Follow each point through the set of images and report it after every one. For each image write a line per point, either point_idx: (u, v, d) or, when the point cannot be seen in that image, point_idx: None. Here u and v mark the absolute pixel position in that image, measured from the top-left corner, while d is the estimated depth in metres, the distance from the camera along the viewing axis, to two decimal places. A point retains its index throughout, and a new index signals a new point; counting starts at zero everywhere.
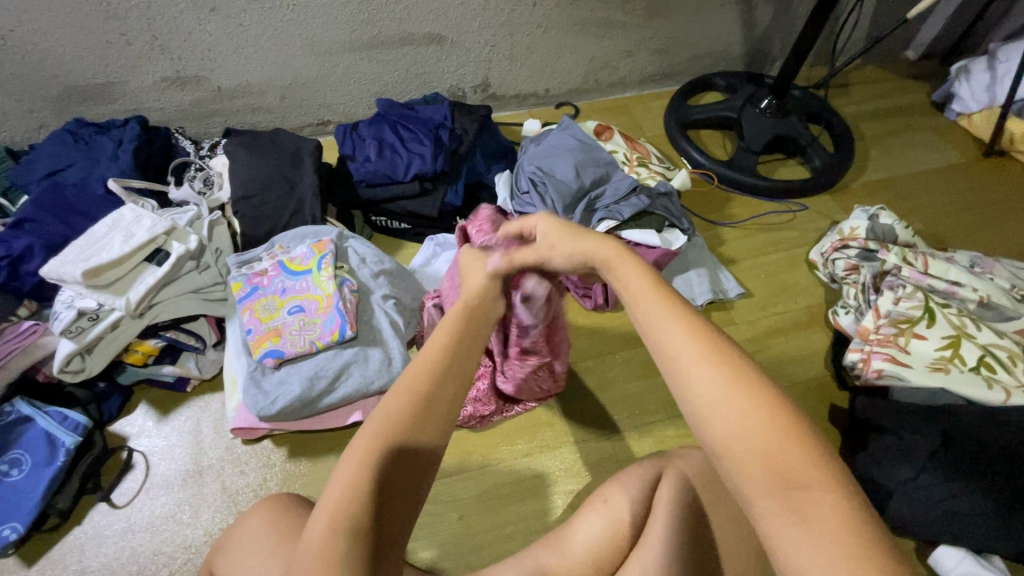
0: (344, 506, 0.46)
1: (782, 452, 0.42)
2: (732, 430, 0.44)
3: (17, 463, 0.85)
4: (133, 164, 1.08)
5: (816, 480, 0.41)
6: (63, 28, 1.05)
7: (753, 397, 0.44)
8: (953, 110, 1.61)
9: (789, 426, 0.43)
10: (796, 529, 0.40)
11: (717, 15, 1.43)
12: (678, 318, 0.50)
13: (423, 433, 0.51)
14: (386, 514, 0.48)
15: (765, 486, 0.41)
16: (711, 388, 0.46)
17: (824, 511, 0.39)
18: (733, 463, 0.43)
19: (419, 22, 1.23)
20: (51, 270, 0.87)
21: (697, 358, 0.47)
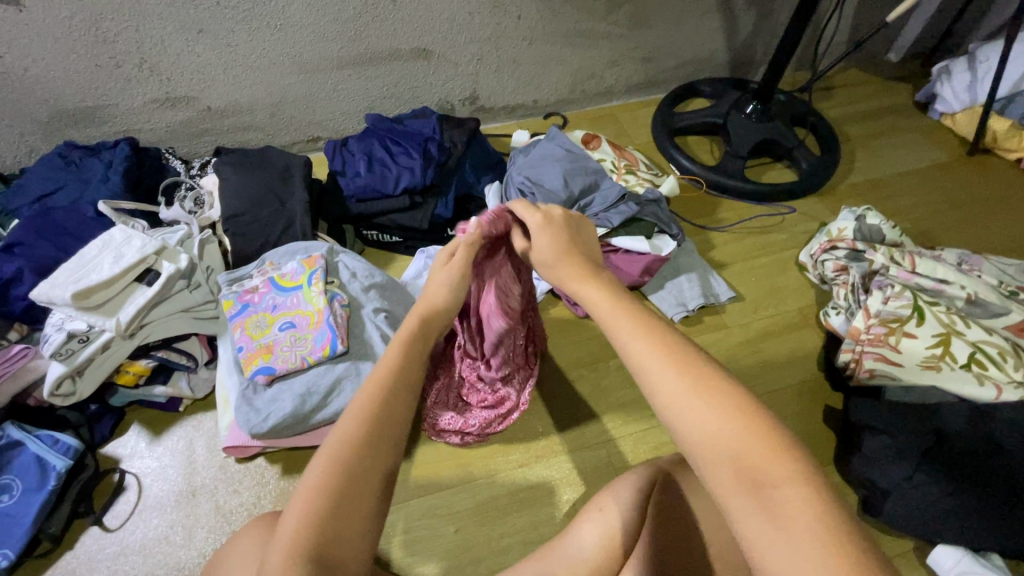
0: (311, 528, 0.46)
1: (748, 451, 0.43)
2: (697, 431, 0.45)
3: (7, 489, 0.84)
4: (123, 185, 1.09)
5: (782, 476, 0.41)
6: (53, 53, 1.06)
7: (722, 400, 0.45)
8: (936, 110, 1.62)
9: (757, 423, 0.44)
10: (763, 523, 0.40)
11: (701, 23, 1.45)
12: (641, 333, 0.51)
13: (378, 452, 0.51)
14: (339, 538, 0.46)
15: (730, 484, 0.42)
16: (679, 395, 0.46)
17: (794, 509, 0.40)
18: (703, 463, 0.44)
19: (405, 38, 1.24)
20: (41, 292, 0.88)
21: (658, 362, 0.49)
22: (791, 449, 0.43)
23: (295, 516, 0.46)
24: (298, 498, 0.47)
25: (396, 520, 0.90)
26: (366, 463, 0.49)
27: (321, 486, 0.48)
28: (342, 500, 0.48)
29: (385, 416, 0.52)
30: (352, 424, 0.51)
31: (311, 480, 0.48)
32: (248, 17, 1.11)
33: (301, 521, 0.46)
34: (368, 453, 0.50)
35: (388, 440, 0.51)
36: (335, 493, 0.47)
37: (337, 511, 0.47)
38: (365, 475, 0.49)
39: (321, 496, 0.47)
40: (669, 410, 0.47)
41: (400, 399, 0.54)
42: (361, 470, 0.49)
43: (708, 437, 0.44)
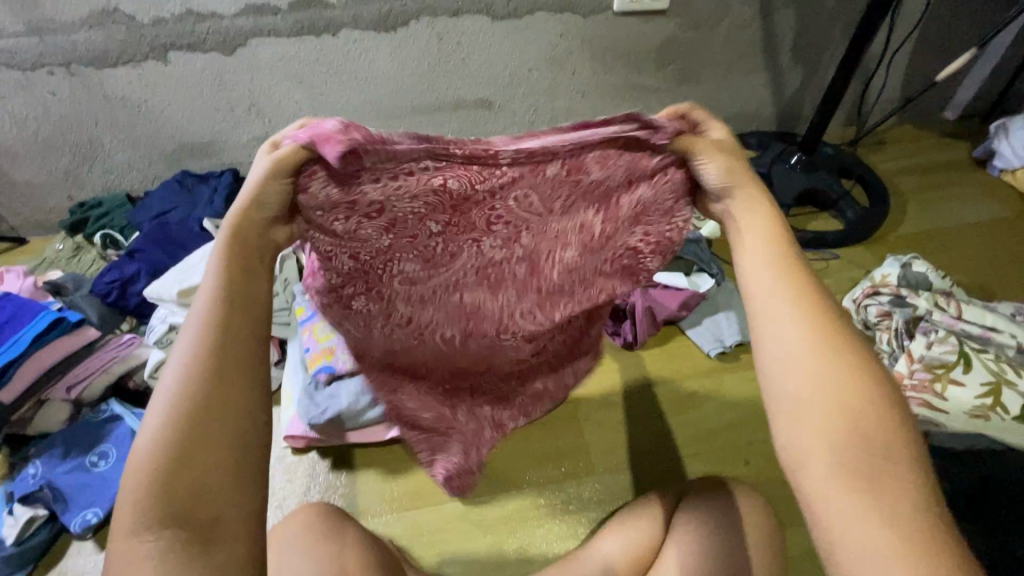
0: (157, 479, 0.42)
1: (861, 421, 0.45)
2: (808, 393, 0.46)
3: (105, 455, 0.97)
4: (224, 206, 1.27)
5: (893, 452, 0.44)
6: (183, 98, 1.28)
7: (853, 378, 0.46)
8: (995, 166, 1.61)
9: (880, 399, 0.45)
10: (850, 491, 0.43)
11: (746, 79, 1.54)
12: (793, 284, 0.50)
13: (221, 382, 0.46)
14: (208, 472, 0.43)
15: (833, 448, 0.44)
16: (801, 350, 0.48)
17: (894, 489, 0.42)
18: (801, 419, 0.46)
19: (471, 90, 1.40)
20: (153, 290, 1.05)
21: (796, 318, 0.49)
22: (905, 432, 0.45)
23: (136, 474, 0.43)
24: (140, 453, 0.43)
25: (429, 520, 0.96)
26: (213, 390, 0.45)
27: (169, 429, 0.44)
28: (193, 449, 0.43)
29: (219, 358, 0.47)
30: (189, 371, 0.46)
31: (147, 435, 0.44)
32: (341, 70, 1.30)
33: (147, 475, 0.43)
34: (213, 397, 0.45)
35: (227, 390, 0.46)
36: (176, 441, 0.43)
37: (188, 444, 0.44)
38: (213, 421, 0.45)
39: (162, 451, 0.43)
40: (788, 369, 0.48)
41: (230, 339, 0.47)
42: (208, 418, 0.45)
43: (820, 398, 0.46)
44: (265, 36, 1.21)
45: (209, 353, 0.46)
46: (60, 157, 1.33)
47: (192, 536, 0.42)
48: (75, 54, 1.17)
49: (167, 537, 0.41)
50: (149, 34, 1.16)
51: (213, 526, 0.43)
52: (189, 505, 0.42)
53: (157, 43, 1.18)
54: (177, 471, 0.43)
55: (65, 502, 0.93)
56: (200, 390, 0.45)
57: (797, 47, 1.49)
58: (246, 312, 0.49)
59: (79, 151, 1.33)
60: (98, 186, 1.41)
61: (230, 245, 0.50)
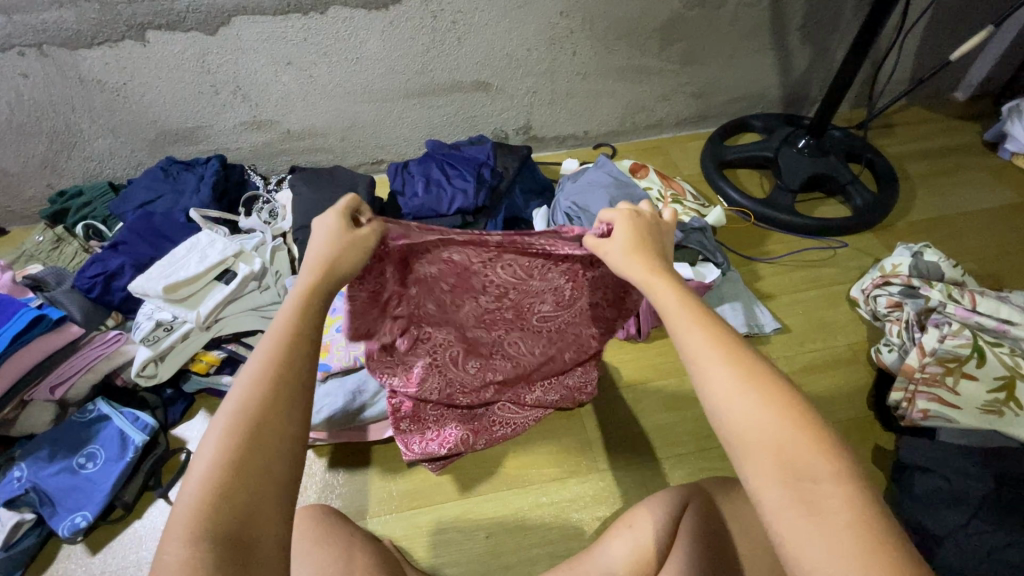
0: (200, 506, 0.41)
1: (796, 447, 0.42)
2: (749, 423, 0.44)
3: (92, 457, 0.94)
4: (211, 196, 1.22)
5: (827, 474, 0.41)
6: (166, 81, 1.22)
7: (779, 402, 0.44)
8: (1006, 150, 1.56)
9: (806, 426, 0.43)
10: (806, 523, 0.39)
11: (753, 60, 1.48)
12: (701, 325, 0.50)
13: (278, 416, 0.46)
14: (254, 508, 0.42)
15: (775, 478, 0.41)
16: (724, 381, 0.46)
17: (836, 505, 0.39)
18: (744, 453, 0.43)
19: (467, 71, 1.34)
20: (137, 285, 0.99)
21: (714, 357, 0.47)
22: (840, 452, 0.42)
23: (187, 503, 0.41)
24: (190, 487, 0.42)
25: (430, 521, 0.94)
26: (270, 422, 0.45)
27: (224, 460, 0.43)
28: (244, 478, 0.42)
29: (277, 384, 0.47)
30: (246, 396, 0.46)
31: (201, 466, 0.43)
32: (330, 51, 1.24)
33: (199, 502, 0.41)
34: (268, 430, 0.45)
35: (291, 418, 0.46)
36: (227, 467, 0.42)
37: (240, 478, 0.42)
38: (276, 452, 0.44)
39: (213, 476, 0.42)
40: (716, 406, 0.46)
41: (297, 369, 0.48)
42: (270, 451, 0.44)
43: (754, 433, 0.43)
44: (248, 15, 1.14)
45: (266, 381, 0.47)
46: (37, 143, 1.27)
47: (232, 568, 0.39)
48: (46, 34, 1.10)
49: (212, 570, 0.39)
50: (124, 13, 1.09)
51: (252, 558, 0.41)
52: (237, 537, 0.41)
53: (134, 23, 1.11)
54: (233, 498, 0.41)
55: (52, 505, 0.90)
56: (254, 412, 0.45)
57: (806, 25, 1.43)
58: (309, 346, 0.50)
59: (57, 138, 1.27)
60: (79, 174, 1.36)
61: (313, 287, 0.55)
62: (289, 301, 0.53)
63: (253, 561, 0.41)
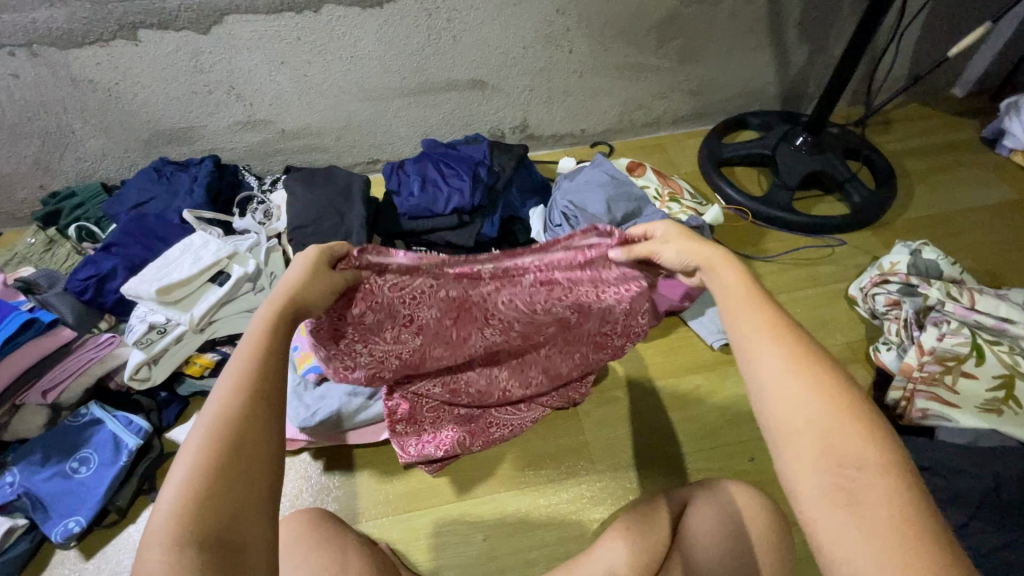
0: (191, 514, 0.40)
1: (841, 434, 0.41)
2: (797, 407, 0.43)
3: (86, 461, 0.93)
4: (205, 197, 1.21)
5: (871, 463, 0.40)
6: (158, 81, 1.21)
7: (829, 389, 0.43)
8: (1005, 146, 1.56)
9: (850, 412, 0.42)
10: (843, 509, 0.39)
11: (751, 57, 1.48)
12: (759, 312, 0.50)
13: (256, 419, 0.45)
14: (238, 512, 0.41)
15: (816, 464, 0.41)
16: (779, 366, 0.46)
17: (876, 497, 0.38)
18: (785, 437, 0.43)
19: (463, 70, 1.33)
20: (130, 287, 0.99)
21: (766, 343, 0.47)
22: (885, 440, 0.41)
23: (166, 509, 0.40)
24: (169, 493, 0.40)
25: (427, 523, 0.93)
26: (249, 426, 0.44)
27: (205, 464, 0.42)
28: (227, 481, 0.42)
29: (260, 390, 0.47)
30: (228, 405, 0.45)
31: (179, 473, 0.41)
32: (325, 50, 1.23)
33: (180, 507, 0.40)
34: (249, 433, 0.44)
35: (268, 423, 0.46)
36: (212, 475, 0.41)
37: (222, 481, 0.41)
38: (254, 456, 0.43)
39: (198, 485, 0.41)
40: (762, 389, 0.46)
41: (271, 373, 0.48)
42: (248, 455, 0.43)
43: (799, 417, 0.43)
44: (241, 13, 1.13)
45: (249, 386, 0.46)
46: (29, 144, 1.26)
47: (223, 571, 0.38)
48: (36, 34, 1.09)
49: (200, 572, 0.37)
50: (115, 12, 1.08)
51: (240, 563, 0.39)
52: (222, 540, 0.40)
53: (125, 22, 1.10)
54: (216, 500, 0.41)
55: (45, 510, 0.89)
56: (238, 418, 0.44)
57: (803, 22, 1.42)
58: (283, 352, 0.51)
59: (49, 139, 1.26)
60: (72, 175, 1.35)
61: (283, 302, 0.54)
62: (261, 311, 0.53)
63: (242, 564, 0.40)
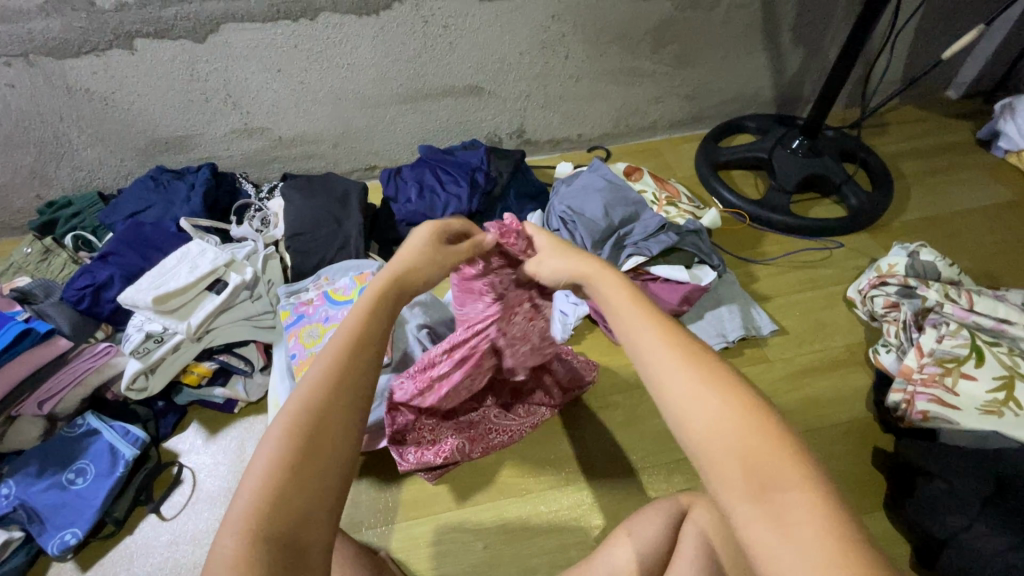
0: (264, 506, 0.40)
1: (755, 450, 0.40)
2: (711, 426, 0.42)
3: (82, 472, 0.92)
4: (202, 205, 1.21)
5: (793, 481, 0.38)
6: (155, 89, 1.21)
7: (738, 401, 0.42)
8: (1000, 148, 1.56)
9: (761, 424, 0.41)
10: (778, 536, 0.37)
11: (746, 61, 1.48)
12: (654, 326, 0.49)
13: (336, 416, 0.45)
14: (309, 511, 0.41)
15: (741, 489, 0.39)
16: (684, 382, 0.44)
17: (801, 515, 0.37)
18: (706, 462, 0.41)
19: (460, 76, 1.34)
20: (127, 296, 0.99)
21: (669, 357, 0.46)
22: (797, 450, 0.40)
23: (244, 499, 0.40)
24: (250, 480, 0.41)
25: (426, 531, 0.93)
26: (328, 420, 0.44)
27: (283, 456, 0.42)
28: (301, 475, 0.42)
29: (342, 386, 0.46)
30: (310, 396, 0.45)
31: (261, 461, 0.42)
32: (321, 58, 1.23)
33: (255, 498, 0.40)
34: (329, 429, 0.44)
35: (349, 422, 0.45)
36: (289, 467, 0.42)
37: (296, 476, 0.41)
38: (329, 454, 0.43)
39: (275, 474, 0.41)
40: (673, 408, 0.44)
41: (359, 368, 0.48)
42: (324, 451, 0.43)
43: (718, 436, 0.41)
44: (237, 22, 1.14)
45: (337, 376, 0.46)
46: (25, 154, 1.26)
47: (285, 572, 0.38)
48: (32, 44, 1.09)
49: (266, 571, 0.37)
50: (111, 21, 1.08)
51: (306, 562, 0.39)
52: (290, 539, 0.39)
53: (121, 31, 1.10)
54: (287, 496, 0.41)
55: (41, 522, 0.88)
56: (320, 411, 0.44)
57: (797, 26, 1.43)
58: (372, 346, 0.50)
59: (45, 148, 1.26)
60: (68, 184, 1.34)
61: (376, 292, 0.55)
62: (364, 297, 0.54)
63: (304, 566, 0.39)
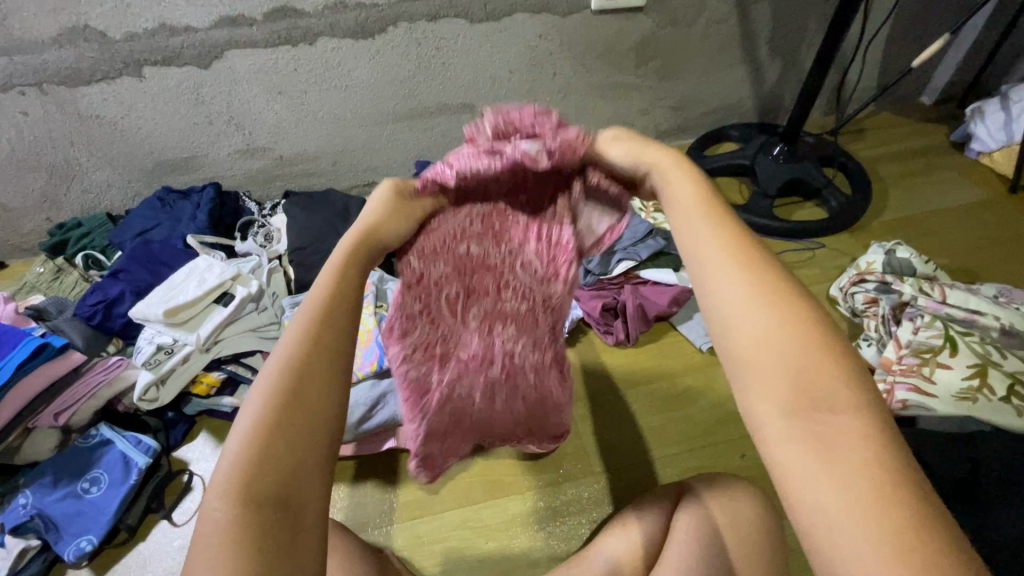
0: (250, 468, 0.42)
1: (814, 374, 0.41)
2: (766, 343, 0.43)
3: (96, 481, 0.95)
4: (207, 222, 1.26)
5: (844, 403, 0.40)
6: (162, 113, 1.27)
7: (798, 325, 0.43)
8: (972, 149, 1.63)
9: (821, 343, 0.42)
10: (816, 454, 0.39)
11: (726, 73, 1.55)
12: (716, 230, 0.49)
13: (318, 377, 0.46)
14: (299, 471, 0.43)
15: (784, 406, 0.41)
16: (741, 296, 0.45)
17: (848, 438, 0.39)
18: (752, 369, 0.43)
19: (453, 94, 1.40)
20: (138, 311, 1.03)
21: (731, 267, 0.46)
22: (852, 377, 0.41)
23: (231, 460, 0.42)
24: (236, 442, 0.43)
25: (431, 529, 0.96)
26: (313, 384, 0.46)
27: (266, 419, 0.43)
28: (285, 437, 0.43)
29: (321, 343, 0.47)
30: (294, 356, 0.46)
31: (245, 423, 0.44)
32: (321, 79, 1.29)
33: (243, 460, 0.42)
34: (313, 390, 0.45)
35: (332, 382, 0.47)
36: (273, 427, 0.43)
37: (281, 439, 0.43)
38: (313, 415, 0.45)
39: (258, 435, 0.43)
40: (726, 318, 0.45)
41: (336, 325, 0.49)
42: (307, 411, 0.45)
43: (769, 353, 0.42)
44: (241, 47, 1.20)
45: (314, 339, 0.47)
46: (37, 177, 1.31)
47: (280, 530, 0.40)
48: (46, 74, 1.14)
49: (259, 529, 0.40)
50: (121, 50, 1.14)
51: (299, 518, 0.42)
52: (282, 499, 0.42)
53: (130, 60, 1.16)
54: (277, 458, 0.42)
55: (58, 530, 0.91)
56: (300, 373, 0.45)
57: (774, 39, 1.50)
58: (349, 301, 0.51)
59: (55, 172, 1.31)
60: (77, 206, 1.39)
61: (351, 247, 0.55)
62: (340, 248, 0.55)
63: (299, 525, 0.42)
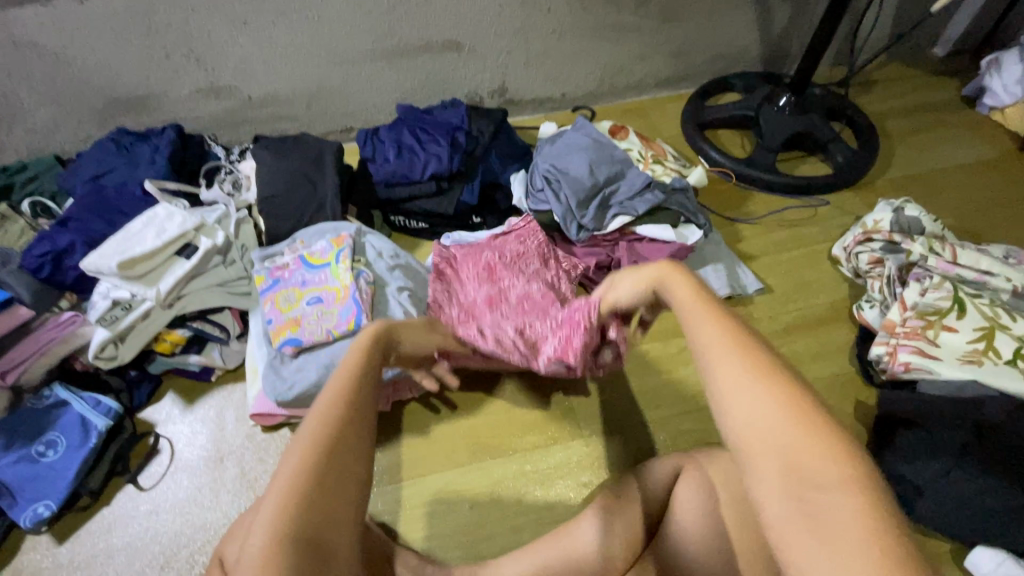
0: (280, 515, 0.42)
1: (808, 451, 0.38)
2: (762, 423, 0.40)
3: (53, 445, 0.89)
4: (168, 167, 1.15)
5: (837, 480, 0.37)
6: (110, 43, 1.13)
7: (796, 406, 0.40)
8: (984, 105, 1.55)
9: (819, 427, 0.39)
10: (816, 542, 0.36)
11: (733, 15, 1.44)
12: (711, 319, 0.48)
13: (353, 438, 0.48)
14: (329, 521, 0.44)
15: (780, 488, 0.38)
16: (736, 378, 0.43)
17: (843, 519, 0.36)
18: (752, 463, 0.40)
19: (436, 30, 1.27)
20: (91, 262, 0.94)
21: (727, 349, 0.44)
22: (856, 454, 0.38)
23: (266, 506, 0.43)
24: (271, 487, 0.44)
25: (412, 493, 0.92)
26: (346, 442, 0.47)
27: (301, 467, 0.45)
28: (319, 489, 0.45)
29: (352, 411, 0.50)
30: (326, 413, 0.48)
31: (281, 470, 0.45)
32: (289, 9, 1.16)
33: (274, 507, 0.43)
34: (342, 437, 0.47)
35: (359, 441, 0.49)
36: (308, 480, 0.44)
37: (310, 489, 0.44)
38: (345, 467, 0.47)
39: (292, 484, 0.44)
40: (722, 403, 0.43)
41: (363, 397, 0.51)
42: (338, 462, 0.46)
43: (763, 437, 0.40)
44: None
45: (345, 401, 0.50)
46: None
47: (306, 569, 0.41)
48: None
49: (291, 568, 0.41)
50: None
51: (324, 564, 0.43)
52: (313, 542, 0.43)
53: None
54: (309, 508, 0.43)
55: (12, 495, 0.86)
56: (331, 430, 0.47)
57: None
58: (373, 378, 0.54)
59: None
60: (22, 147, 1.26)
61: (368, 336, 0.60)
62: (361, 338, 0.60)
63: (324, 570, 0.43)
